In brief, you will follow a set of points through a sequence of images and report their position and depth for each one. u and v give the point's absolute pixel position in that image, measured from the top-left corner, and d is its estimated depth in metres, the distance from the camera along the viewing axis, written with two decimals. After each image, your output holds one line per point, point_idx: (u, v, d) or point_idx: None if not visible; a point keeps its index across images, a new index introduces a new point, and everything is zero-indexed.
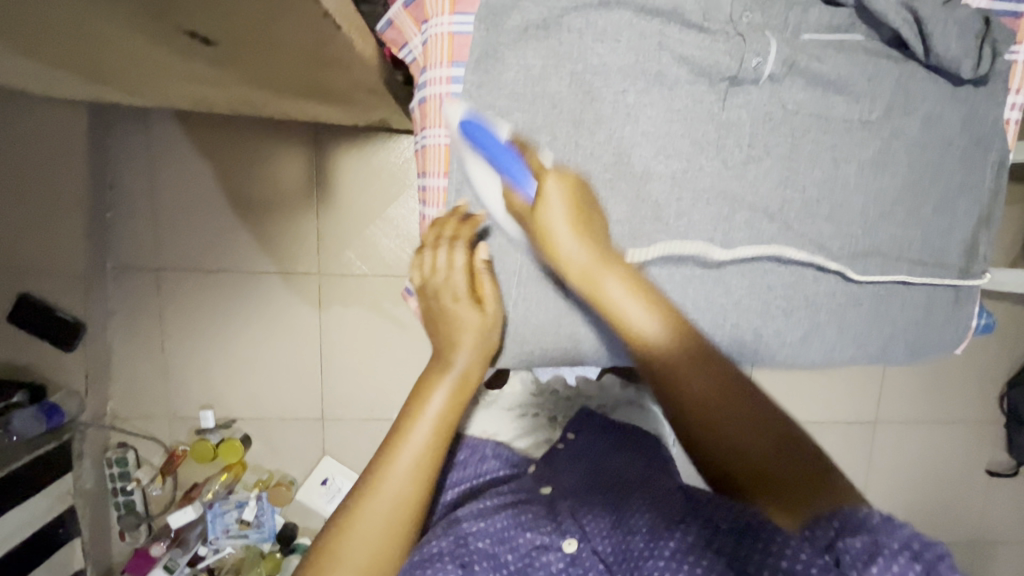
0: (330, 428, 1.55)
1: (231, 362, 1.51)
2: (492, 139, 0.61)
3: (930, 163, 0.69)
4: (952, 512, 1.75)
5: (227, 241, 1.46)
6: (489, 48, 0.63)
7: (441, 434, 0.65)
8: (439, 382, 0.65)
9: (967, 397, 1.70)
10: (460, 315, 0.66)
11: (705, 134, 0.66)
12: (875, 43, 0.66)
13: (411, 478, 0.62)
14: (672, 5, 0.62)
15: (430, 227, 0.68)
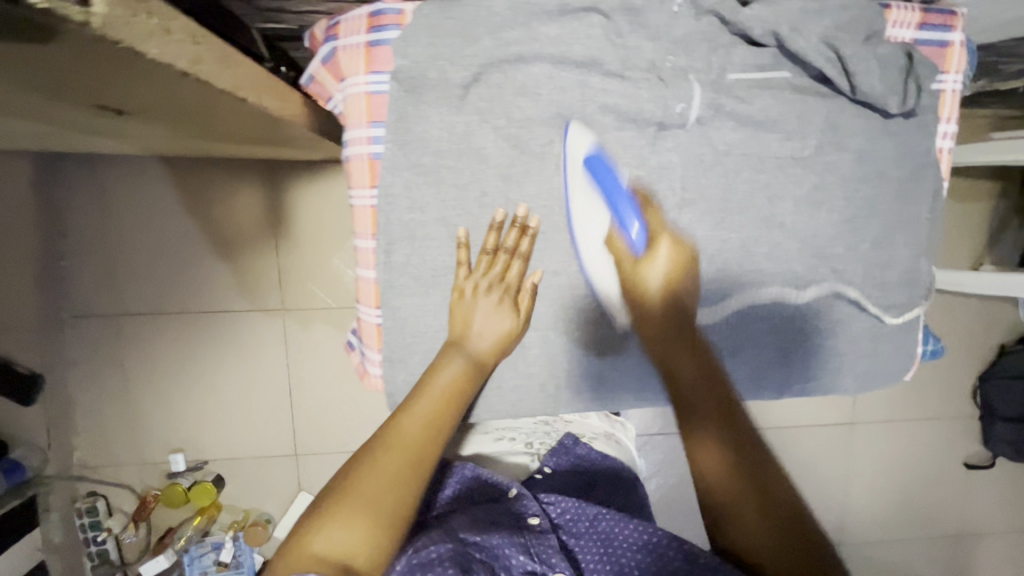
0: (306, 464, 1.53)
1: (199, 403, 1.49)
2: (617, 185, 0.64)
3: (865, 196, 0.68)
4: (934, 508, 1.76)
5: (189, 282, 1.43)
6: (408, 108, 0.60)
7: (453, 408, 0.63)
8: (453, 360, 0.64)
9: (942, 391, 1.71)
10: (493, 316, 0.64)
11: (635, 179, 0.65)
12: (802, 80, 0.64)
13: (423, 438, 0.61)
14: (591, 56, 0.60)
15: (488, 233, 0.64)
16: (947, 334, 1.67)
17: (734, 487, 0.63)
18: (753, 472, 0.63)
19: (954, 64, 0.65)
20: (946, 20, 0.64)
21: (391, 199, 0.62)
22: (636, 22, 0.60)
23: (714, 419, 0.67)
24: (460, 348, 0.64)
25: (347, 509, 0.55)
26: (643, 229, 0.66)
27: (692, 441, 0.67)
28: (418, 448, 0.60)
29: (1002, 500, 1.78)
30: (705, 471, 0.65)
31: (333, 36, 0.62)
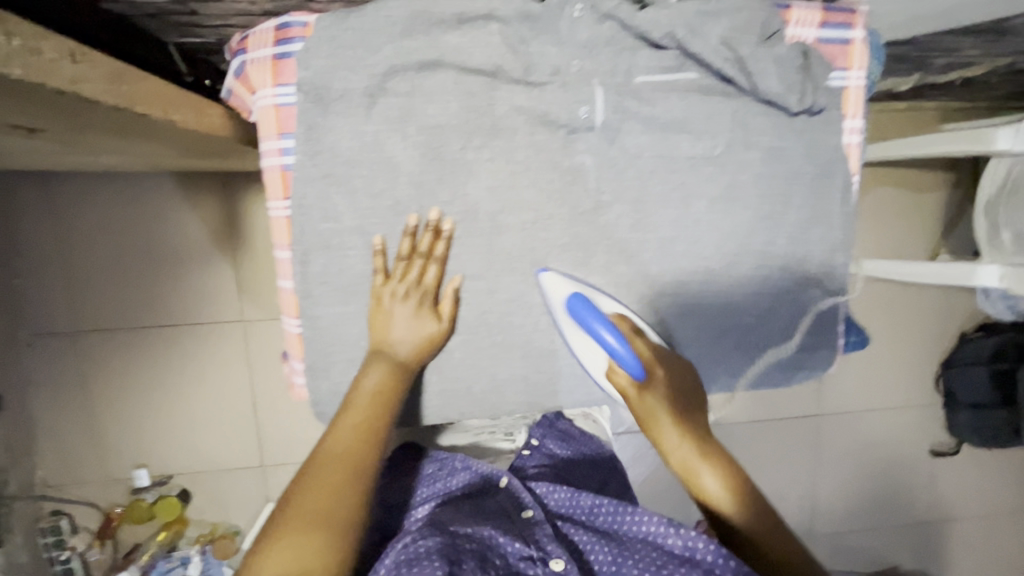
0: (273, 474, 1.53)
1: (162, 418, 1.48)
2: (596, 317, 0.63)
3: (779, 192, 0.69)
4: (903, 495, 1.76)
5: (147, 297, 1.43)
6: (316, 120, 0.61)
7: (380, 414, 0.62)
8: (375, 367, 0.64)
9: (906, 380, 1.72)
10: (411, 322, 0.64)
11: (550, 183, 0.66)
12: (708, 80, 0.65)
13: (351, 445, 0.60)
14: (493, 64, 0.61)
15: (403, 238, 0.64)
16: (908, 323, 1.69)
17: (743, 519, 0.64)
18: (755, 494, 0.65)
19: (856, 62, 0.66)
20: (846, 19, 0.66)
21: (305, 210, 0.63)
22: (539, 28, 0.61)
23: (707, 452, 0.66)
24: (380, 354, 0.64)
25: (291, 530, 0.54)
26: (634, 357, 0.64)
27: (697, 479, 0.66)
28: (352, 457, 0.59)
29: (971, 486, 1.79)
30: (714, 505, 0.65)
31: (243, 51, 0.62)
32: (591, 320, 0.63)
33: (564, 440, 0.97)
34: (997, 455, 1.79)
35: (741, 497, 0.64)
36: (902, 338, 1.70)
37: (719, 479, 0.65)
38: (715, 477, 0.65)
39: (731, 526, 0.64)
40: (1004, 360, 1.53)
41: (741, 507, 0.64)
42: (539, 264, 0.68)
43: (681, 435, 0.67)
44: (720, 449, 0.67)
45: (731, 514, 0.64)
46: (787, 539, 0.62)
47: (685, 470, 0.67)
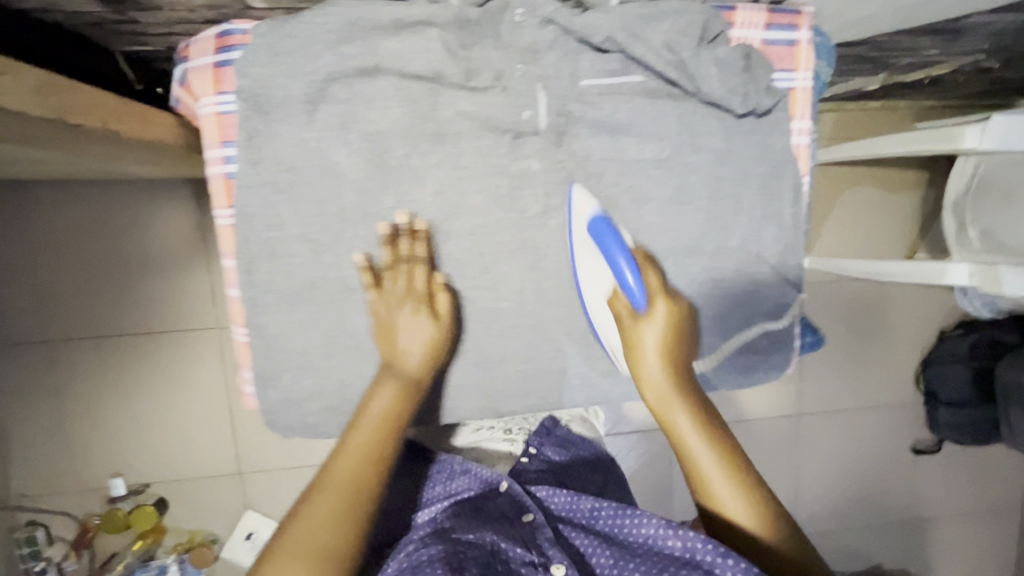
0: (250, 481, 1.52)
1: (138, 427, 1.47)
2: (615, 243, 0.61)
3: (729, 194, 0.69)
4: (885, 493, 1.76)
5: (121, 304, 1.42)
6: (257, 127, 0.60)
7: (388, 437, 0.59)
8: (384, 382, 0.62)
9: (886, 379, 1.72)
10: (413, 327, 0.63)
11: (497, 188, 0.66)
12: (654, 83, 0.65)
13: (357, 466, 0.56)
14: (433, 69, 0.60)
15: (387, 246, 0.64)
16: (886, 323, 1.68)
17: (723, 483, 0.57)
18: (740, 454, 0.58)
19: (802, 63, 0.67)
20: (791, 20, 0.66)
21: (248, 218, 0.63)
22: (480, 34, 0.61)
23: (688, 401, 0.60)
24: (388, 367, 0.63)
25: (285, 556, 0.50)
26: (643, 285, 0.60)
27: (673, 428, 0.60)
28: (358, 479, 0.55)
29: (953, 483, 1.78)
30: (690, 458, 0.59)
31: (185, 59, 0.62)
32: (610, 238, 0.61)
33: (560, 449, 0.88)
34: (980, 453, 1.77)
35: (725, 456, 0.58)
36: (881, 337, 1.70)
37: (700, 430, 0.59)
38: (696, 427, 0.59)
39: (706, 484, 0.57)
40: (981, 358, 1.54)
41: (722, 465, 0.57)
42: (489, 269, 0.68)
43: (664, 376, 0.60)
44: (702, 399, 0.61)
45: (709, 473, 0.57)
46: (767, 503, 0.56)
47: (660, 411, 0.60)
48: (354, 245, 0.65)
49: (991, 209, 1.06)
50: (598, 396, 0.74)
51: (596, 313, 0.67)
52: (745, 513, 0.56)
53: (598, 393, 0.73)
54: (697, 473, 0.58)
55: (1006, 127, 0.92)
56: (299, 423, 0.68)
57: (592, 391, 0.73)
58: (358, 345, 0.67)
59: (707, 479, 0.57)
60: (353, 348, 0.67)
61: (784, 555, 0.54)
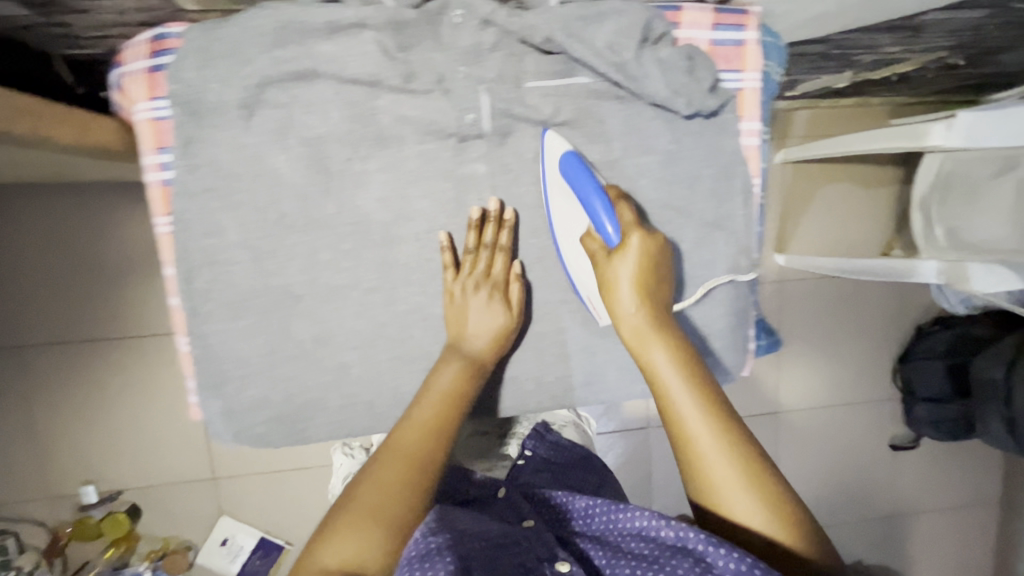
0: (225, 487, 1.43)
1: (107, 436, 1.37)
2: (590, 183, 0.61)
3: (680, 196, 0.68)
4: (869, 488, 1.69)
5: (87, 309, 1.31)
6: (193, 133, 0.59)
7: (453, 410, 0.60)
8: (452, 361, 0.63)
9: (865, 375, 1.66)
10: (485, 313, 0.65)
11: (442, 192, 0.65)
12: (600, 84, 0.65)
13: (420, 437, 0.57)
14: (370, 73, 0.59)
15: (471, 232, 0.65)
16: (864, 318, 1.64)
17: (694, 416, 0.53)
18: (717, 393, 0.55)
19: (750, 64, 0.66)
20: (738, 20, 0.65)
21: (187, 225, 0.62)
22: (418, 36, 0.59)
23: (666, 337, 0.57)
24: (456, 347, 0.64)
25: (351, 521, 0.50)
26: (617, 221, 0.61)
27: (648, 364, 0.57)
28: (416, 448, 0.56)
29: (933, 479, 1.71)
30: (662, 393, 0.55)
31: (120, 63, 0.61)
32: (584, 182, 0.61)
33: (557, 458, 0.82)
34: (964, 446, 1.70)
35: (699, 392, 0.54)
36: (858, 332, 1.64)
37: (675, 365, 0.56)
38: (671, 362, 0.56)
39: (676, 418, 0.54)
40: (962, 353, 1.48)
41: (696, 398, 0.54)
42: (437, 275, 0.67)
43: (640, 309, 0.59)
44: (681, 338, 0.58)
45: (680, 406, 0.54)
46: (738, 440, 0.52)
47: (635, 345, 0.58)
48: (297, 251, 0.64)
49: (957, 206, 1.07)
50: (552, 402, 0.72)
51: (574, 264, 0.66)
52: (714, 451, 0.52)
53: (552, 399, 0.72)
54: (669, 406, 0.55)
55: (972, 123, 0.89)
56: (248, 431, 0.68)
57: (546, 396, 0.72)
58: (304, 352, 0.67)
59: (677, 412, 0.54)
60: (298, 356, 0.67)
61: (754, 497, 0.50)
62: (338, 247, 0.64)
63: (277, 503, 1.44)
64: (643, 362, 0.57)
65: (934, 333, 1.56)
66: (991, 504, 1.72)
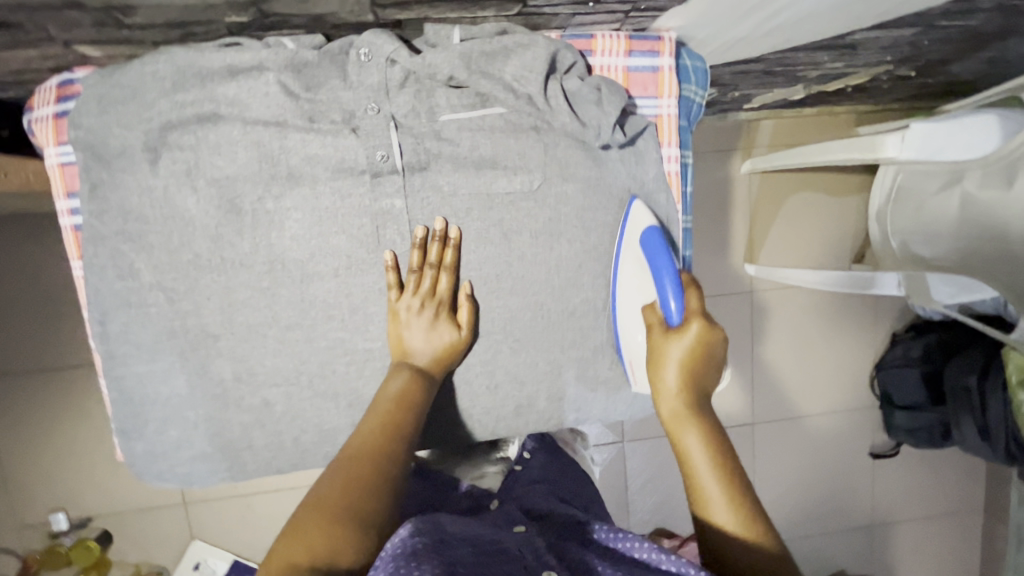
0: (200, 511, 1.22)
1: (76, 461, 1.17)
2: (665, 263, 0.61)
3: (605, 223, 0.67)
4: (847, 497, 1.54)
5: (51, 326, 1.11)
6: (100, 178, 0.60)
7: (402, 412, 0.60)
8: (405, 373, 0.63)
9: (843, 383, 1.51)
10: (429, 333, 0.64)
11: (360, 228, 0.63)
12: (518, 115, 0.63)
13: (370, 438, 0.57)
14: (274, 115, 0.60)
15: (414, 253, 0.63)
16: (838, 331, 1.48)
17: (714, 487, 0.54)
18: (745, 487, 0.55)
19: (666, 90, 0.66)
20: (652, 46, 0.65)
21: (99, 269, 0.61)
22: (322, 75, 0.59)
23: (702, 421, 0.58)
24: (403, 361, 0.64)
25: (304, 512, 0.49)
26: (681, 303, 0.61)
27: (679, 443, 0.58)
28: (373, 446, 0.56)
29: (914, 488, 1.57)
30: (691, 476, 0.56)
31: (30, 108, 0.61)
32: (660, 262, 0.62)
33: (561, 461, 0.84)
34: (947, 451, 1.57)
35: (724, 473, 0.55)
36: (834, 334, 1.48)
37: (706, 451, 0.56)
38: (703, 446, 0.56)
39: (699, 496, 0.55)
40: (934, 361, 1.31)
41: (721, 482, 0.54)
42: (357, 309, 0.65)
43: (679, 389, 0.60)
44: (718, 427, 0.59)
45: (704, 481, 0.55)
46: (753, 518, 0.52)
47: (671, 425, 0.59)
48: (210, 292, 0.63)
49: (907, 221, 1.05)
50: (485, 434, 0.71)
51: (625, 323, 0.67)
52: (727, 523, 0.52)
53: (485, 431, 0.71)
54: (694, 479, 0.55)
55: (926, 134, 0.87)
56: (171, 471, 0.67)
57: (475, 430, 0.71)
58: (224, 393, 0.65)
59: (699, 484, 0.55)
60: (219, 397, 0.65)
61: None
62: (254, 285, 0.63)
63: (260, 527, 1.24)
64: (677, 438, 0.58)
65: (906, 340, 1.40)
66: (975, 512, 1.60)
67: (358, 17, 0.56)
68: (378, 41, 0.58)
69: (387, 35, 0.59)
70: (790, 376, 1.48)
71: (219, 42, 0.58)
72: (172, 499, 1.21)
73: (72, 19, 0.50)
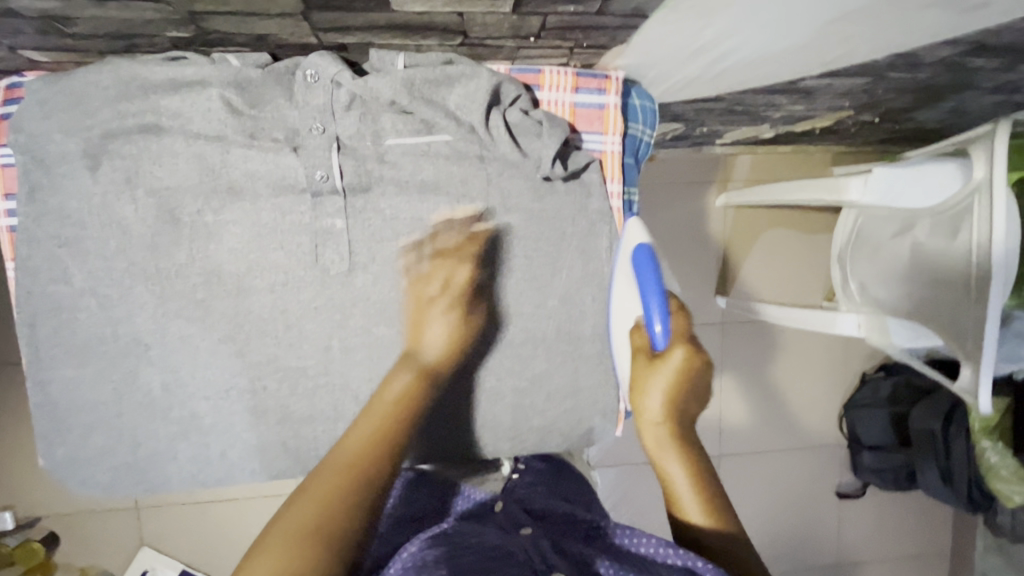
0: (153, 515, 1.20)
1: (28, 458, 1.14)
2: (652, 288, 0.61)
3: (547, 255, 0.68)
4: (811, 537, 1.52)
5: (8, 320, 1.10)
6: (38, 181, 0.60)
7: (402, 416, 0.56)
8: (406, 371, 0.59)
9: (812, 420, 1.49)
10: (440, 324, 0.62)
11: (299, 245, 0.63)
12: (463, 143, 0.64)
13: (366, 444, 0.52)
14: (215, 130, 0.60)
15: (434, 240, 0.64)
16: (809, 367, 1.47)
17: (695, 514, 0.56)
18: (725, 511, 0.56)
19: (611, 127, 0.69)
20: (599, 84, 0.67)
21: (33, 272, 0.61)
22: (266, 93, 0.60)
23: (686, 448, 0.59)
24: (412, 357, 0.61)
25: (280, 532, 0.46)
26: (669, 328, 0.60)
27: (664, 469, 0.59)
28: (363, 459, 0.51)
29: (880, 531, 1.56)
30: (673, 501, 0.57)
31: None
32: (647, 286, 0.61)
33: (559, 474, 0.72)
34: (912, 494, 1.56)
35: (712, 516, 0.55)
36: (803, 370, 1.48)
37: (689, 479, 0.57)
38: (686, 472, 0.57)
39: (682, 523, 0.56)
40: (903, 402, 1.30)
41: (704, 510, 0.56)
42: (293, 326, 0.65)
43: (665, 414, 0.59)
44: (699, 449, 0.60)
45: (687, 508, 0.56)
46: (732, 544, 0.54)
47: (655, 450, 0.59)
48: (144, 300, 0.62)
49: (866, 264, 1.06)
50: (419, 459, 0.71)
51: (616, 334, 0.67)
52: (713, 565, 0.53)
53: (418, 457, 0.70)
54: (677, 506, 0.56)
55: (888, 177, 0.90)
56: (95, 478, 0.67)
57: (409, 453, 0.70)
58: (152, 402, 0.65)
59: (681, 509, 0.56)
60: (147, 407, 0.65)
61: None
62: (189, 296, 0.63)
63: (213, 535, 1.22)
64: (659, 463, 0.59)
65: (875, 379, 1.38)
66: (941, 559, 1.59)
67: (299, 39, 0.57)
68: (323, 63, 0.59)
69: (332, 58, 0.60)
70: (759, 410, 1.46)
71: (163, 56, 0.59)
72: (126, 503, 1.19)
73: (11, 26, 0.51)
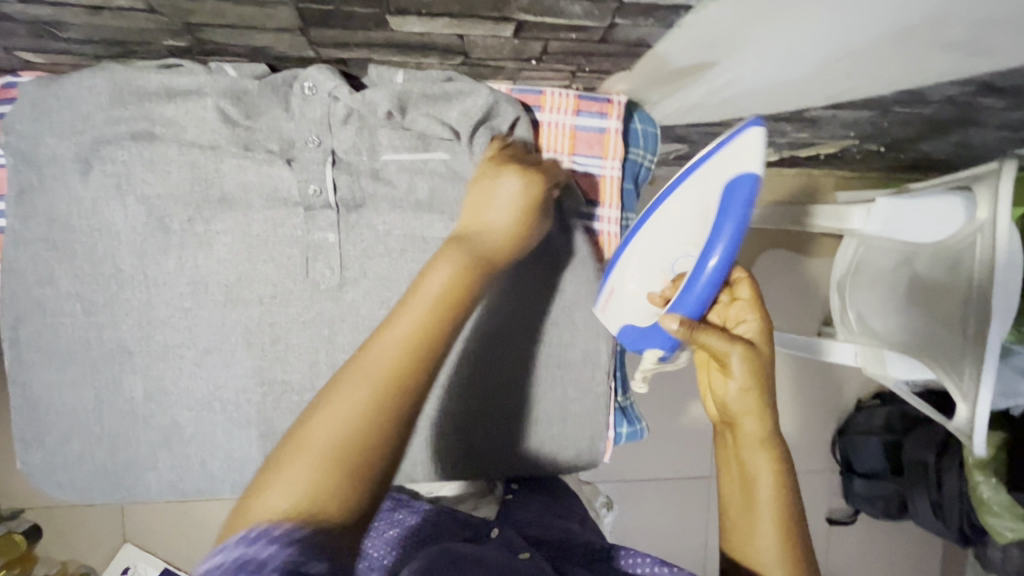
0: (139, 512, 1.19)
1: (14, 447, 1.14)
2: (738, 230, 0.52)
3: (539, 277, 0.67)
4: None
5: None
6: (29, 183, 0.60)
7: (441, 319, 0.46)
8: (451, 260, 0.49)
9: (806, 447, 1.47)
10: (504, 199, 0.56)
11: (289, 257, 0.62)
12: (458, 162, 0.63)
13: (403, 351, 0.43)
14: (209, 139, 0.60)
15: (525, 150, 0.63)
16: (805, 393, 1.45)
17: (769, 508, 0.55)
18: (797, 511, 0.56)
19: (611, 152, 0.68)
20: (601, 108, 0.66)
21: (20, 274, 0.61)
22: (262, 105, 0.59)
23: (773, 437, 0.57)
24: (465, 238, 0.53)
25: (308, 447, 0.39)
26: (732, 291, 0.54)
27: (747, 453, 0.57)
28: (397, 368, 0.42)
29: (871, 561, 1.53)
30: (749, 489, 0.57)
31: None
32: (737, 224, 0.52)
33: (548, 498, 0.70)
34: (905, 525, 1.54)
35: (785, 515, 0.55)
36: (800, 395, 1.46)
37: (773, 471, 0.56)
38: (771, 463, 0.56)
39: (753, 516, 0.55)
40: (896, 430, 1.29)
41: (778, 508, 0.55)
42: (279, 339, 0.64)
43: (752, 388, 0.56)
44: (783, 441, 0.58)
45: (762, 502, 0.55)
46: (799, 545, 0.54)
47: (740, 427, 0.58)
48: (130, 307, 0.62)
49: (865, 293, 1.05)
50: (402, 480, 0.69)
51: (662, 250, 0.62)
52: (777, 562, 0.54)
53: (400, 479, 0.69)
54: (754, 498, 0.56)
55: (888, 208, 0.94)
56: (73, 482, 0.66)
57: None
58: (133, 410, 0.64)
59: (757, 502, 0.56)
60: (128, 414, 0.64)
61: None
62: (176, 304, 0.62)
63: (197, 534, 1.20)
64: (740, 441, 0.58)
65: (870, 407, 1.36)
66: None
67: (298, 53, 0.56)
68: (320, 76, 0.58)
69: (329, 71, 0.59)
70: None
71: (160, 64, 0.58)
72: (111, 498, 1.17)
73: (6, 30, 0.50)
